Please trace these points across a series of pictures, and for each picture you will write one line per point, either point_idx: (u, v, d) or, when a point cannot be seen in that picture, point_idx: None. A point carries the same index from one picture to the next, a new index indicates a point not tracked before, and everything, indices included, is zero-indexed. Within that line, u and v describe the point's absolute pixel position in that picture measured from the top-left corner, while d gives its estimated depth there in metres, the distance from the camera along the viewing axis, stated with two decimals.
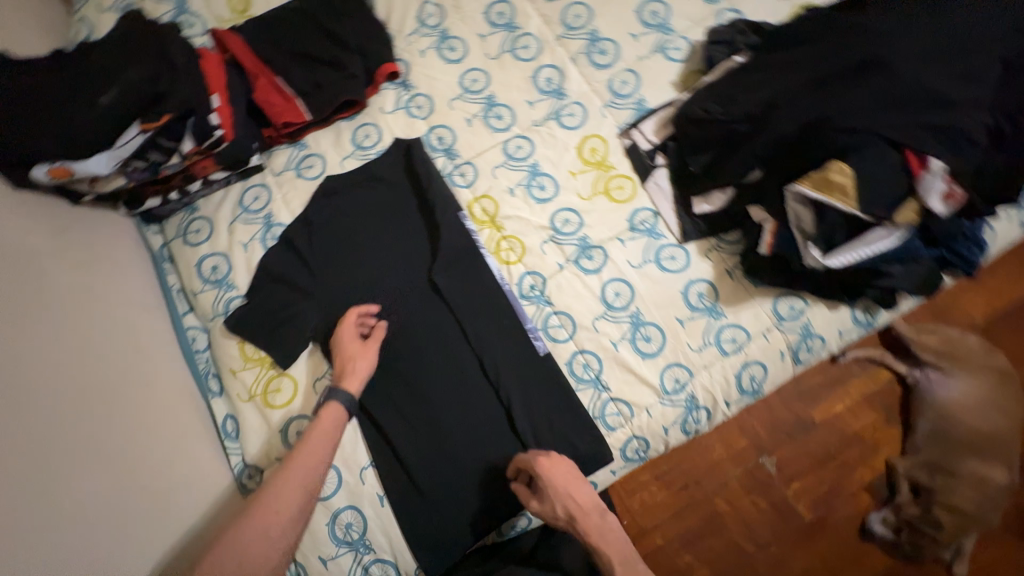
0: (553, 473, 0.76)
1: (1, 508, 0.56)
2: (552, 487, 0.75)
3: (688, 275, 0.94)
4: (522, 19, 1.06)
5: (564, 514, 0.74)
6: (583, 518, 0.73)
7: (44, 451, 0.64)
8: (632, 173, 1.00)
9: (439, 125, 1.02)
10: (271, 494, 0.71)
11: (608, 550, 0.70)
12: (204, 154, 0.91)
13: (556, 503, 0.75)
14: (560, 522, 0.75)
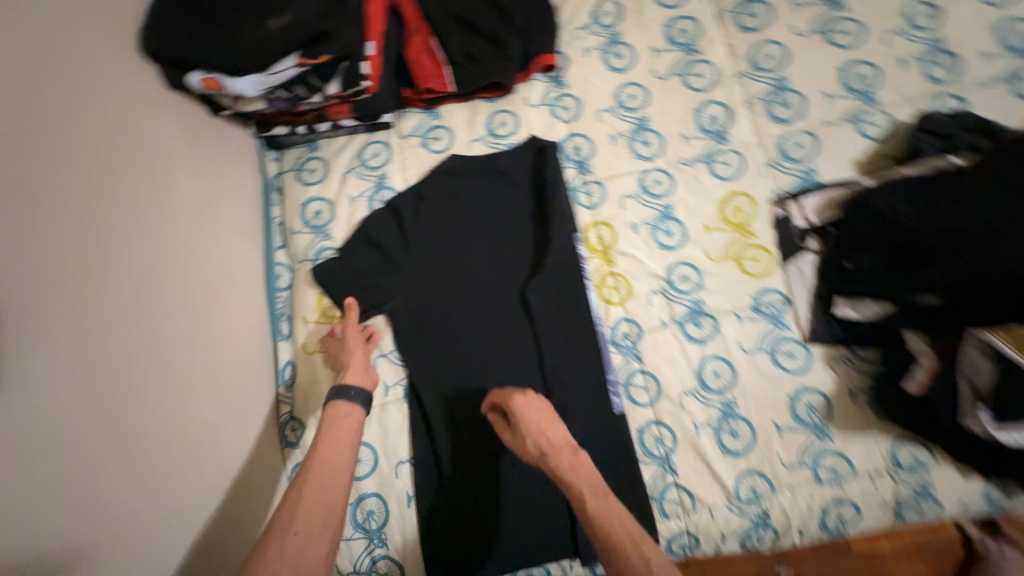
0: (526, 409, 0.68)
1: (78, 409, 0.56)
2: (525, 423, 0.67)
3: (801, 380, 0.82)
4: (704, 43, 0.95)
5: (536, 454, 0.64)
6: (553, 453, 0.62)
7: (126, 360, 0.63)
8: (774, 248, 0.89)
9: (580, 133, 0.94)
10: (283, 524, 0.58)
11: (579, 484, 0.58)
12: (342, 100, 0.89)
13: (528, 442, 0.66)
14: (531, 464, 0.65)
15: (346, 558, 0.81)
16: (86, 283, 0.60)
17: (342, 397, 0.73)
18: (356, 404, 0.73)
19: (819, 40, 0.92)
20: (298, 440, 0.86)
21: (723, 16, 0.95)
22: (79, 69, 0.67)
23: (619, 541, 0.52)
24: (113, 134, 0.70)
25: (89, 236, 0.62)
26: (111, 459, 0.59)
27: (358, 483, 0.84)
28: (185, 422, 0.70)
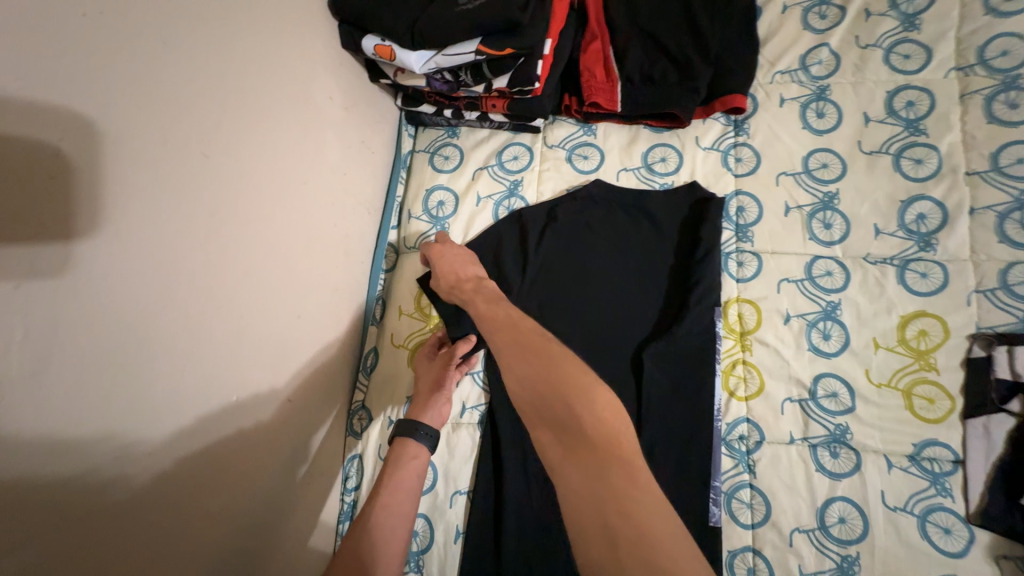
0: (439, 248, 0.78)
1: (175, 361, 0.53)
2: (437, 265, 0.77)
3: (953, 567, 0.66)
4: (936, 124, 0.78)
5: (448, 282, 0.74)
6: (460, 284, 0.73)
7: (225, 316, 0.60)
8: (957, 394, 0.72)
9: (749, 193, 0.82)
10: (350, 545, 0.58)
11: (475, 299, 0.69)
12: (502, 95, 0.82)
13: (443, 274, 0.76)
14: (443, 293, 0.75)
15: None
16: (213, 241, 0.58)
17: (412, 436, 0.69)
18: (423, 446, 0.69)
19: None
20: (362, 431, 0.84)
21: (970, 97, 0.77)
22: (263, 16, 0.64)
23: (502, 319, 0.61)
24: (277, 87, 0.67)
25: (228, 191, 0.59)
26: (191, 424, 0.56)
27: None
28: (264, 397, 0.67)
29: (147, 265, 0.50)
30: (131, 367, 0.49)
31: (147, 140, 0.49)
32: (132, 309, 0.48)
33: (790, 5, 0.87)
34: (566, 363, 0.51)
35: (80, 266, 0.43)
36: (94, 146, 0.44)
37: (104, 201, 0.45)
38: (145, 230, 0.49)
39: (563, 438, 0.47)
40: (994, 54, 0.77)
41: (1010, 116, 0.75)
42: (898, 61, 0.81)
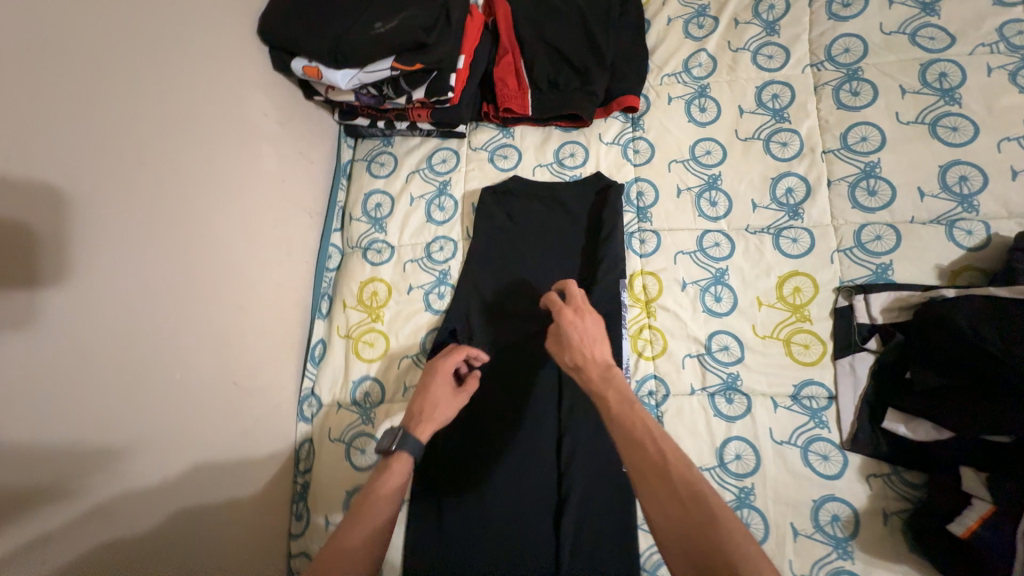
0: (575, 320, 0.70)
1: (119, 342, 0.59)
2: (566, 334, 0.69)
3: (831, 488, 0.77)
4: (796, 112, 0.91)
5: (572, 360, 0.67)
6: (586, 368, 0.65)
7: (171, 305, 0.67)
8: (828, 339, 0.83)
9: (647, 179, 0.93)
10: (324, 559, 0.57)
11: (607, 392, 0.62)
12: (424, 106, 0.93)
13: (571, 347, 0.68)
14: (564, 367, 0.68)
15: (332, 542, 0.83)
16: (155, 237, 0.65)
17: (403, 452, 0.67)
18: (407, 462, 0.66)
19: (924, 131, 0.85)
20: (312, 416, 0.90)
21: (823, 88, 0.91)
22: (196, 43, 0.73)
23: (642, 432, 0.56)
24: (213, 104, 0.76)
25: (167, 193, 0.67)
26: (141, 399, 0.62)
27: (357, 473, 0.85)
28: (212, 382, 0.74)
29: (88, 258, 0.56)
30: (75, 347, 0.55)
31: (85, 148, 0.57)
32: (78, 294, 0.55)
33: (674, 18, 1.01)
34: (717, 520, 0.48)
35: (30, 252, 0.50)
36: (31, 149, 0.51)
37: (45, 201, 0.52)
38: (86, 227, 0.56)
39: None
40: (838, 52, 0.91)
41: (853, 103, 0.89)
42: (763, 60, 0.94)
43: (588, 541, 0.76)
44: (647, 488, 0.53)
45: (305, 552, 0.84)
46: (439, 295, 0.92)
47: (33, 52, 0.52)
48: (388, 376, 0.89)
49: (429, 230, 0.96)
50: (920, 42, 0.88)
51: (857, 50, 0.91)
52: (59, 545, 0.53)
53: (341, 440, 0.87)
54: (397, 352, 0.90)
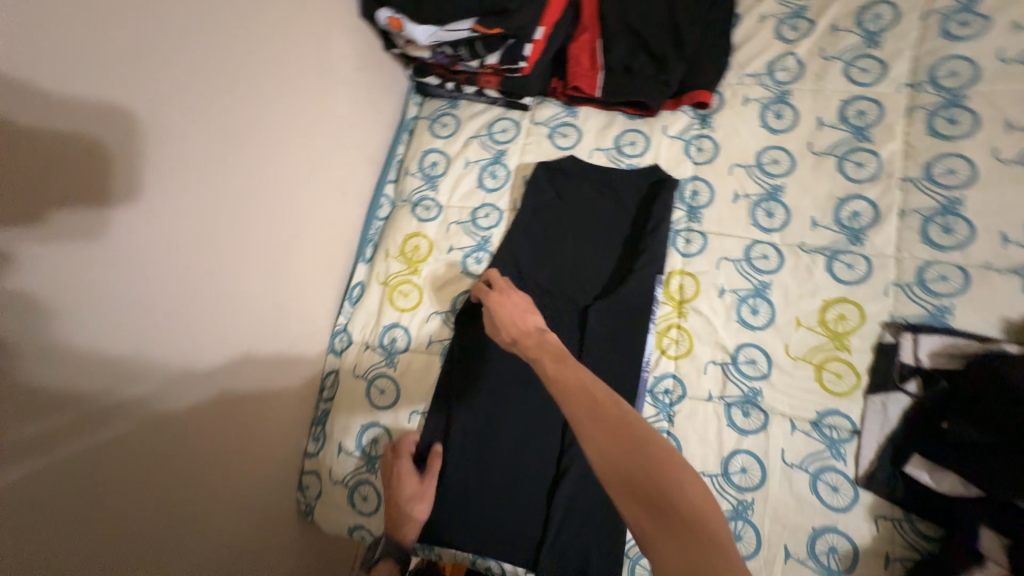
0: (504, 298, 0.77)
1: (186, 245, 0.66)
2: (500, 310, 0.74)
3: (834, 520, 0.75)
4: (881, 132, 0.85)
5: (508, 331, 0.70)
6: (524, 336, 0.67)
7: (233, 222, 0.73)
8: (864, 372, 0.80)
9: (704, 179, 0.91)
10: None
11: (540, 355, 0.62)
12: (495, 72, 0.94)
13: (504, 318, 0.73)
14: (503, 345, 0.70)
15: (342, 466, 0.89)
16: (225, 154, 0.71)
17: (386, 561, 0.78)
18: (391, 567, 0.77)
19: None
20: (342, 350, 0.97)
21: (916, 111, 0.85)
22: None
23: (574, 384, 0.55)
24: (297, 41, 0.80)
25: (243, 115, 0.72)
26: (198, 300, 0.69)
27: (374, 410, 0.91)
28: (261, 299, 0.80)
29: (167, 161, 0.62)
30: (147, 237, 0.61)
31: (181, 64, 0.62)
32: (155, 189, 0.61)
33: (767, 16, 0.96)
34: (648, 435, 0.49)
35: (124, 149, 0.57)
36: (137, 57, 0.57)
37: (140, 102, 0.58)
38: (169, 133, 0.62)
39: (658, 519, 0.45)
40: (943, 74, 0.84)
41: (948, 131, 0.82)
42: (856, 73, 0.88)
43: (578, 517, 0.79)
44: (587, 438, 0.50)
45: (317, 471, 0.91)
46: (477, 260, 0.95)
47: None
48: (417, 327, 0.94)
49: (478, 195, 0.99)
50: None
51: (965, 75, 0.83)
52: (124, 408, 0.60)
53: (364, 377, 0.93)
54: (428, 306, 0.94)
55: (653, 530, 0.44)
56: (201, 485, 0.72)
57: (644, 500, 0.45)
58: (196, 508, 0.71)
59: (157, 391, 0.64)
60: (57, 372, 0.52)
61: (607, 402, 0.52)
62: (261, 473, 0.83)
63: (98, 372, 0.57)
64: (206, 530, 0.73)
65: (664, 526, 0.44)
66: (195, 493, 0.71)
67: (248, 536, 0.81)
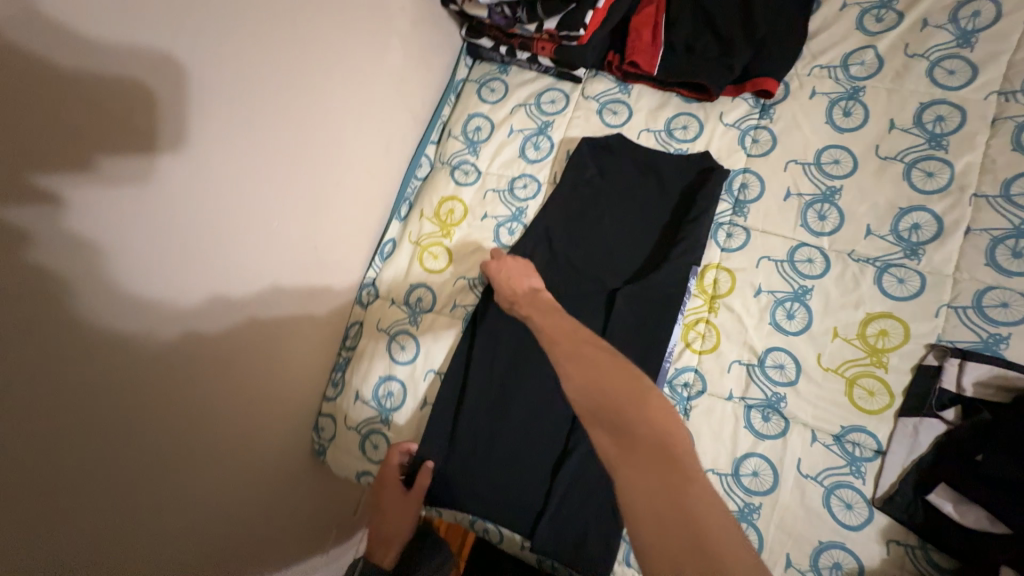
0: (505, 261, 0.84)
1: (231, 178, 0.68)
2: (502, 277, 0.82)
3: (843, 537, 0.73)
4: (960, 142, 0.79)
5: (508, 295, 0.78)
6: (523, 299, 0.75)
7: (277, 161, 0.74)
8: (899, 393, 0.76)
9: (756, 173, 0.87)
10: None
11: (534, 317, 0.70)
12: (551, 39, 0.92)
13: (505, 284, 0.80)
14: (506, 309, 0.79)
15: (356, 414, 0.92)
16: (277, 90, 0.71)
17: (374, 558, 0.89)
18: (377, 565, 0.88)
19: None
20: (367, 304, 0.98)
21: (1002, 123, 0.78)
22: None
23: (559, 338, 0.63)
24: None
25: (298, 53, 0.72)
26: (239, 233, 0.71)
27: (393, 365, 0.93)
28: (297, 241, 0.82)
29: (222, 89, 0.63)
30: (196, 161, 0.62)
31: None
32: (207, 114, 0.62)
33: (850, 4, 0.89)
34: (622, 370, 0.54)
35: (182, 71, 0.58)
36: None
37: (202, 24, 0.58)
38: (226, 60, 0.63)
39: (620, 439, 0.47)
40: None
41: None
42: (941, 75, 0.82)
43: (580, 495, 0.79)
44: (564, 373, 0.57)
45: (332, 416, 0.94)
46: (510, 230, 0.94)
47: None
48: (443, 290, 0.94)
49: (518, 165, 0.97)
50: None
51: None
52: (165, 325, 0.62)
53: (386, 332, 0.94)
54: (456, 271, 0.95)
55: (613, 446, 0.47)
56: (227, 410, 0.75)
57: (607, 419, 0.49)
58: (221, 430, 0.74)
59: (195, 313, 0.66)
60: (108, 279, 0.55)
61: (585, 347, 0.59)
62: (281, 408, 0.86)
63: (145, 287, 0.59)
64: (229, 453, 0.77)
65: (622, 439, 0.47)
66: (222, 416, 0.74)
67: (263, 466, 0.85)
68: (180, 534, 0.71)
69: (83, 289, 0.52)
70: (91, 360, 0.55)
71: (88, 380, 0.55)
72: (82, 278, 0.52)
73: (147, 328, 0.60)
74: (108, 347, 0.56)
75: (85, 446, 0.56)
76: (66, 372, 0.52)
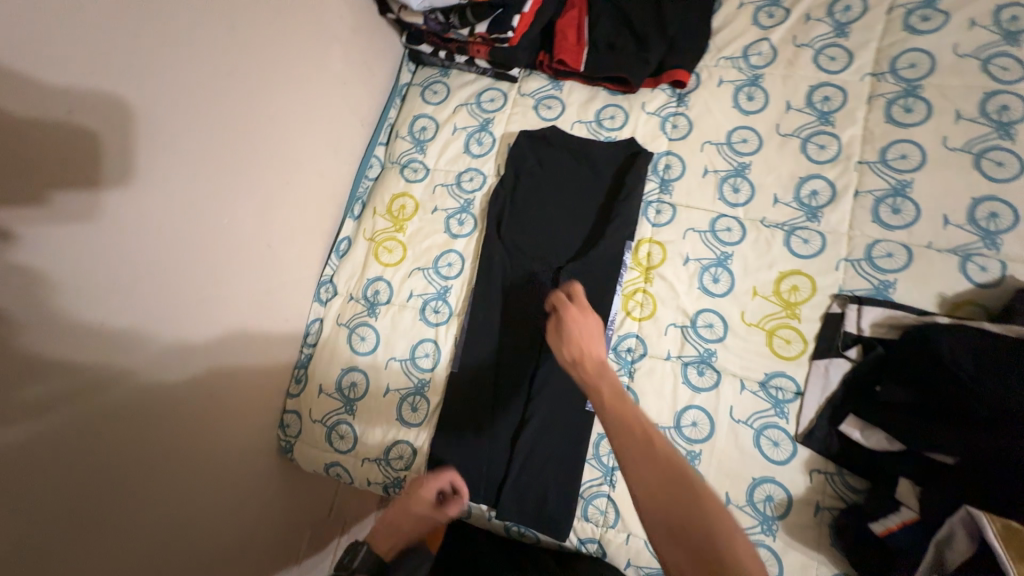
0: (580, 317, 0.75)
1: (183, 180, 0.70)
2: (568, 330, 0.73)
3: (772, 471, 0.81)
4: (844, 118, 0.91)
5: (571, 354, 0.70)
6: (585, 362, 0.68)
7: (227, 164, 0.77)
8: (811, 339, 0.86)
9: (677, 154, 0.96)
10: None
11: (598, 384, 0.64)
12: (485, 42, 0.99)
13: (570, 347, 0.71)
14: (562, 364, 0.72)
15: (320, 407, 0.95)
16: (223, 92, 0.74)
17: None
18: None
19: (966, 161, 0.84)
20: (326, 301, 1.02)
21: (876, 99, 0.90)
22: None
23: (629, 419, 0.58)
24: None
25: (242, 57, 0.76)
26: (193, 234, 0.73)
27: (355, 357, 0.96)
28: (253, 241, 0.85)
29: (169, 94, 0.66)
30: (151, 158, 0.65)
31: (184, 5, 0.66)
32: (158, 114, 0.65)
33: (746, 3, 1.01)
34: (697, 480, 0.51)
35: (128, 79, 0.61)
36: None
37: (145, 27, 0.61)
38: (172, 67, 0.66)
39: (694, 556, 0.47)
40: (904, 65, 0.90)
41: (903, 119, 0.88)
42: (824, 61, 0.94)
43: (538, 460, 0.85)
44: (631, 467, 0.53)
45: (298, 411, 0.97)
46: (460, 221, 1.00)
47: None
48: (399, 282, 0.98)
49: (463, 160, 1.03)
50: (991, 70, 0.85)
51: (923, 66, 0.89)
52: (124, 319, 0.65)
53: (346, 325, 0.98)
54: (410, 263, 0.99)
55: (682, 561, 0.47)
56: (193, 407, 0.76)
57: (681, 531, 0.48)
58: (187, 427, 0.76)
59: (153, 309, 0.68)
60: (62, 272, 0.57)
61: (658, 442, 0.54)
62: (247, 406, 0.88)
63: (101, 281, 0.61)
64: (197, 450, 0.78)
65: (697, 559, 0.47)
66: (187, 413, 0.76)
67: (230, 464, 0.86)
68: (146, 531, 0.72)
69: (37, 281, 0.54)
70: (51, 354, 0.57)
71: (50, 372, 0.57)
72: (34, 273, 0.54)
73: (104, 322, 0.62)
74: (66, 341, 0.58)
75: (50, 439, 0.58)
76: (26, 364, 0.54)
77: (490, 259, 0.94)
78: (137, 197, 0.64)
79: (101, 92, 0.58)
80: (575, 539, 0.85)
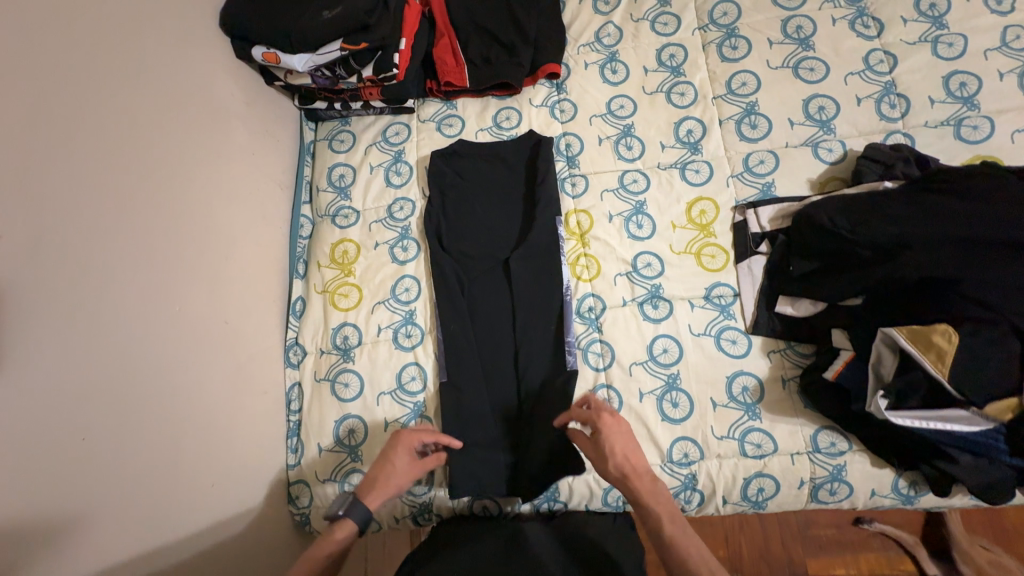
0: (615, 425, 0.80)
1: (123, 282, 0.71)
2: (611, 444, 0.78)
3: (739, 365, 0.93)
4: (690, 67, 1.08)
5: (618, 468, 0.77)
6: (637, 481, 0.75)
7: (161, 256, 0.78)
8: (730, 248, 0.99)
9: (573, 133, 1.09)
10: None
11: (658, 509, 0.72)
12: (374, 84, 1.07)
13: (615, 458, 0.78)
14: (608, 474, 0.78)
15: (325, 465, 0.95)
16: (140, 189, 0.76)
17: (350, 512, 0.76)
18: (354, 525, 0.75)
19: (788, 74, 1.04)
20: (298, 363, 1.02)
21: (709, 46, 1.09)
22: (162, 36, 0.85)
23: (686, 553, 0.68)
24: (183, 87, 0.87)
25: (150, 155, 0.78)
26: (144, 332, 0.73)
27: (344, 405, 0.97)
28: (205, 324, 0.84)
29: (86, 202, 0.67)
30: (83, 268, 0.66)
31: (76, 117, 0.68)
32: (88, 226, 0.67)
33: None
34: None
35: (40, 198, 0.61)
36: (35, 118, 0.62)
37: (41, 147, 0.62)
38: (84, 178, 0.67)
39: None
40: (719, 15, 1.10)
41: (733, 55, 1.07)
42: (660, 27, 1.12)
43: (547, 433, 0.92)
44: None
45: (304, 479, 0.96)
46: (403, 247, 1.05)
47: (27, 28, 0.63)
48: (364, 321, 1.01)
49: (389, 193, 1.09)
50: (780, 3, 1.08)
51: (733, 13, 1.09)
52: (105, 430, 0.66)
53: (327, 379, 0.99)
54: (370, 300, 1.02)
55: None
56: (191, 500, 0.77)
57: None
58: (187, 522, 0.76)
59: (132, 412, 0.69)
60: (33, 401, 0.58)
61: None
62: (245, 487, 0.88)
63: (75, 398, 0.62)
64: None
65: None
66: (187, 507, 0.76)
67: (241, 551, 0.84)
68: None
69: (9, 416, 0.55)
70: (38, 482, 0.58)
71: (43, 496, 0.58)
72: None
73: (86, 437, 0.63)
74: (49, 466, 0.59)
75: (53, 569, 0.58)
76: (16, 495, 0.56)
77: (443, 271, 1.00)
78: (90, 310, 0.66)
79: (29, 218, 0.60)
80: (601, 489, 0.93)
